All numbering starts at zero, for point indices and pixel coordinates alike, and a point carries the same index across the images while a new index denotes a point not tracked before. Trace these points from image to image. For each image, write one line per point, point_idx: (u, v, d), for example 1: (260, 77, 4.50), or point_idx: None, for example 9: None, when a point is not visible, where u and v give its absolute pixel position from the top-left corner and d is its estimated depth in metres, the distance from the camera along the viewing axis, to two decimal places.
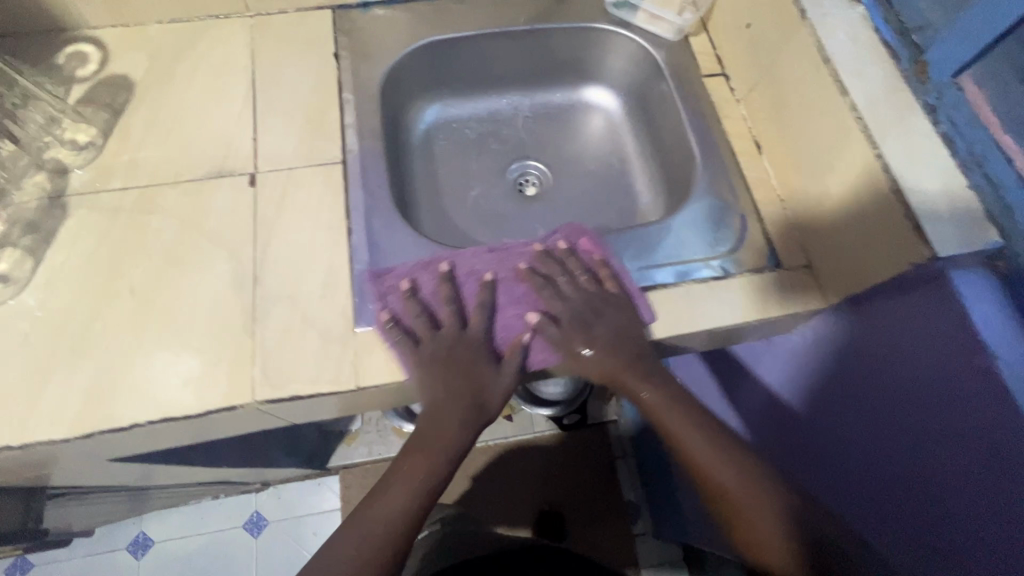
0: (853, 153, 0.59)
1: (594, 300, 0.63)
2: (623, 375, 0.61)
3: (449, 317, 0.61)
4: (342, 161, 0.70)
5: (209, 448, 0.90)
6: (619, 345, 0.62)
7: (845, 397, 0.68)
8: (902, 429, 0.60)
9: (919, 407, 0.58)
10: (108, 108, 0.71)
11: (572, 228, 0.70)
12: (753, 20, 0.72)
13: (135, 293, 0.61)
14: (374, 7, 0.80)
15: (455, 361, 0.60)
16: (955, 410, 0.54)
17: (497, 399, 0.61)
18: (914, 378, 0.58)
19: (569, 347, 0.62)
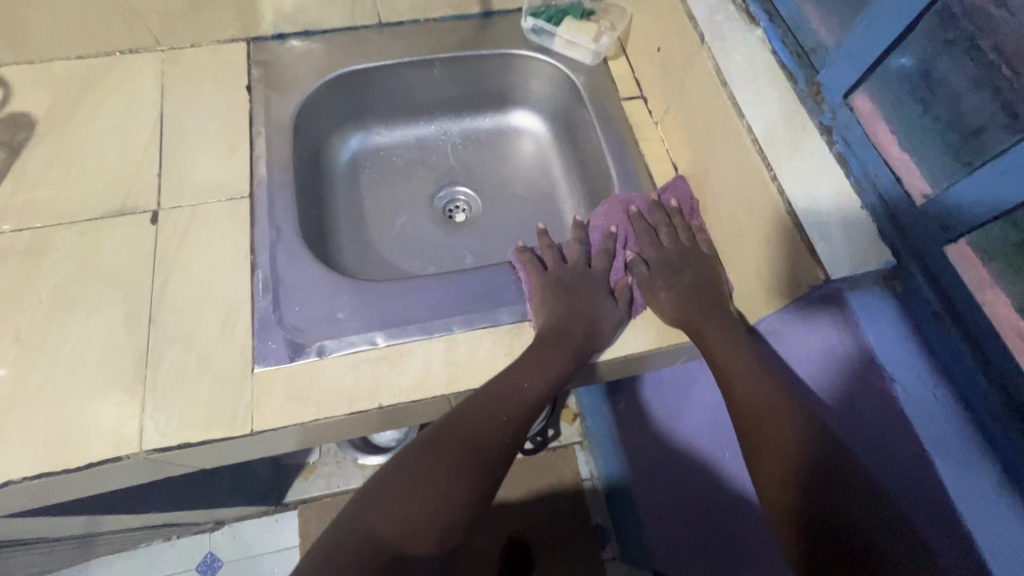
0: (753, 174, 0.59)
1: (686, 251, 0.66)
2: (701, 320, 0.61)
3: (575, 254, 0.68)
4: (250, 194, 0.68)
5: (132, 493, 0.86)
6: (695, 292, 0.62)
7: None
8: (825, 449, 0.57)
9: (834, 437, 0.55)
10: (6, 146, 0.69)
11: (684, 182, 0.71)
12: (662, 44, 0.72)
13: (21, 338, 0.58)
14: (290, 38, 0.80)
15: (578, 289, 0.64)
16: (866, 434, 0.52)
17: (612, 326, 0.63)
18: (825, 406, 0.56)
19: (653, 288, 0.64)
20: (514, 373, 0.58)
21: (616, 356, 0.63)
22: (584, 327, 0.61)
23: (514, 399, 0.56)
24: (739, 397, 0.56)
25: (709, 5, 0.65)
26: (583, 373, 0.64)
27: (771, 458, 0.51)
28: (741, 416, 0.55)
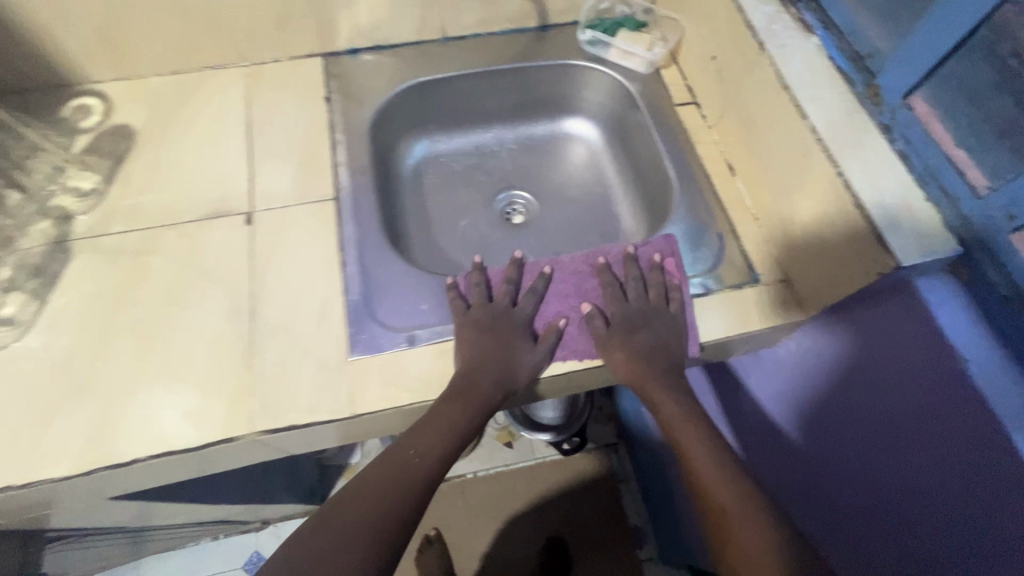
0: (818, 171, 0.62)
1: (648, 305, 0.68)
2: (653, 382, 0.64)
3: (502, 294, 0.68)
4: (334, 197, 0.73)
5: (209, 484, 0.91)
6: (653, 353, 0.65)
7: (834, 405, 0.70)
8: (891, 431, 0.63)
9: (893, 416, 0.62)
10: (111, 156, 0.74)
11: (666, 242, 0.73)
12: (718, 53, 0.77)
13: (136, 331, 0.63)
14: (361, 52, 0.85)
15: (499, 333, 0.64)
16: (926, 416, 0.58)
17: (524, 373, 0.63)
18: (886, 386, 0.62)
19: (600, 330, 0.66)
20: (422, 432, 0.59)
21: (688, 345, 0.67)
22: (494, 375, 0.61)
23: (436, 454, 0.58)
24: (702, 474, 0.58)
25: (766, 16, 0.70)
26: (653, 362, 0.68)
27: (740, 541, 0.52)
28: (704, 498, 0.57)
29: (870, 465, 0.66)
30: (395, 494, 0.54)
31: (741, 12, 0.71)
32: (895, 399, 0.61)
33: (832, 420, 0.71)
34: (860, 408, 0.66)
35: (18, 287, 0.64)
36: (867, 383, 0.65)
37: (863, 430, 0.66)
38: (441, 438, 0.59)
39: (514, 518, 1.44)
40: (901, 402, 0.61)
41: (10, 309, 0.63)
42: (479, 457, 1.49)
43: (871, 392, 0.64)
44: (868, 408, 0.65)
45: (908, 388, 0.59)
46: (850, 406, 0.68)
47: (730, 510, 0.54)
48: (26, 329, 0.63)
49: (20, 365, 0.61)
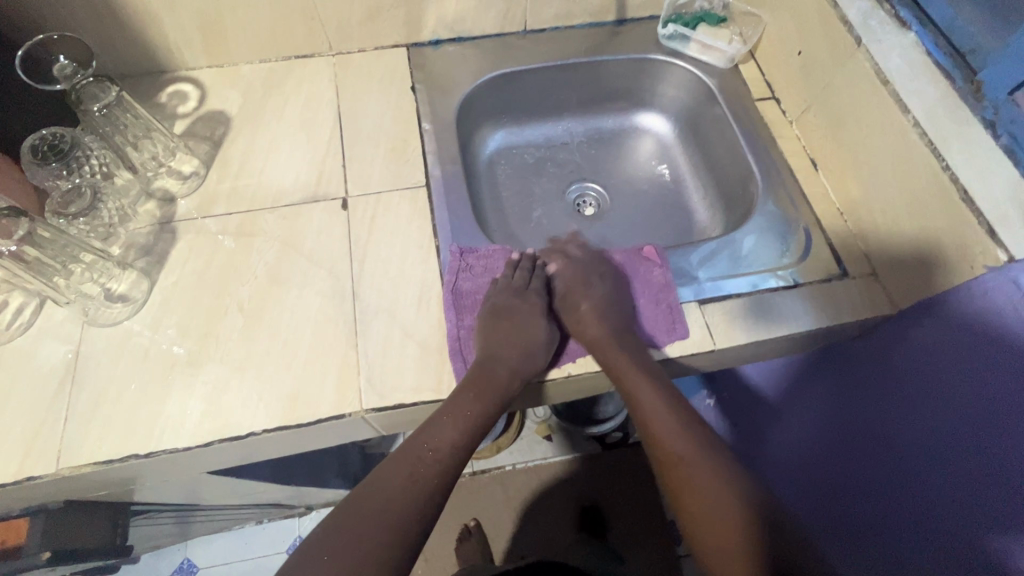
0: (920, 165, 0.63)
1: (603, 264, 0.73)
2: (607, 342, 0.64)
3: (514, 280, 0.70)
4: (426, 184, 0.75)
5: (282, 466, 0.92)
6: (604, 315, 0.67)
7: (888, 379, 0.69)
8: (952, 401, 0.61)
9: (923, 391, 0.65)
10: (208, 140, 0.76)
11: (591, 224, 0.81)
12: (805, 48, 0.78)
13: (243, 309, 0.65)
14: (444, 43, 0.87)
15: (515, 319, 0.66)
16: (956, 388, 0.61)
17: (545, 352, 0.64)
18: (918, 365, 0.65)
19: (568, 304, 0.70)
20: (434, 430, 0.58)
21: (780, 337, 0.67)
22: (514, 353, 0.62)
23: (459, 438, 0.58)
24: (655, 427, 0.62)
25: (861, 11, 0.70)
26: (743, 352, 0.69)
27: (696, 490, 0.57)
28: (658, 447, 0.61)
29: (897, 441, 0.68)
30: (385, 522, 0.52)
31: (835, 7, 0.72)
32: (926, 375, 0.64)
33: (884, 393, 0.70)
34: (892, 385, 0.69)
35: (128, 264, 0.66)
36: (900, 364, 0.67)
37: (892, 408, 0.68)
38: (459, 426, 0.58)
39: (552, 508, 1.45)
40: (931, 378, 0.63)
41: (122, 286, 0.65)
42: (520, 449, 1.50)
43: (904, 370, 0.67)
44: (929, 379, 0.64)
45: (980, 358, 0.58)
46: (907, 378, 0.66)
47: (681, 459, 0.59)
48: (139, 306, 0.65)
49: (134, 340, 0.63)
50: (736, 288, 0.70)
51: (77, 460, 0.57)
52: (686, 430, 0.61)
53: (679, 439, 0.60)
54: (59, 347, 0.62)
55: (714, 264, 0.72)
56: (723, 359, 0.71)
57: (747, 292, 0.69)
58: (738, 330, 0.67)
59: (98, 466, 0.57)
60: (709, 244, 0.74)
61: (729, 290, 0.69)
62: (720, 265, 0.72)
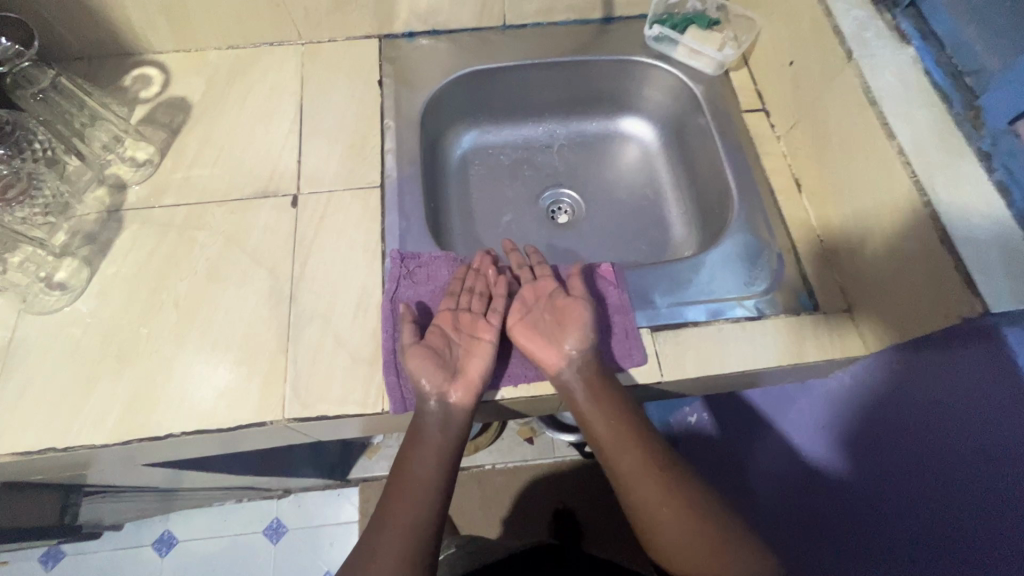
0: (901, 198, 0.57)
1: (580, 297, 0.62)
2: (586, 402, 0.59)
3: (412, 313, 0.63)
4: (381, 184, 0.72)
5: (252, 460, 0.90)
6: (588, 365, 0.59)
7: (870, 432, 0.64)
8: (932, 474, 0.56)
9: (906, 453, 0.59)
10: (166, 128, 0.75)
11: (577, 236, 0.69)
12: (797, 58, 0.72)
13: (179, 305, 0.64)
14: (418, 36, 0.83)
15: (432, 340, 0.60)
16: (940, 457, 0.55)
17: (444, 372, 0.58)
18: (909, 422, 0.58)
19: (547, 350, 0.60)
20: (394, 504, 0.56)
21: (735, 372, 0.62)
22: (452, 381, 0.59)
23: (411, 506, 0.55)
24: (642, 509, 0.56)
25: (857, 21, 0.64)
26: (692, 385, 0.65)
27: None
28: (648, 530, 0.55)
29: (868, 498, 0.63)
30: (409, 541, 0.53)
31: (828, 15, 0.66)
32: (914, 435, 0.58)
33: (862, 446, 0.65)
34: (875, 437, 0.63)
35: (70, 253, 0.66)
36: (892, 416, 0.61)
37: (871, 466, 0.63)
38: (415, 493, 0.56)
39: (528, 505, 1.38)
40: (918, 440, 0.57)
41: (63, 273, 0.65)
42: (498, 449, 1.42)
43: (894, 425, 0.60)
44: (911, 442, 0.58)
45: (968, 431, 0.52)
46: (891, 435, 0.61)
47: (666, 524, 0.54)
48: (77, 294, 0.64)
49: (68, 330, 0.62)
50: (695, 316, 0.65)
51: None
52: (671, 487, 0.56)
53: (653, 493, 0.56)
54: None
55: (676, 287, 0.68)
56: (676, 390, 0.66)
57: (705, 320, 0.65)
58: (689, 364, 0.62)
59: (19, 456, 0.57)
60: (673, 266, 0.69)
61: (687, 317, 0.65)
62: (681, 289, 0.68)
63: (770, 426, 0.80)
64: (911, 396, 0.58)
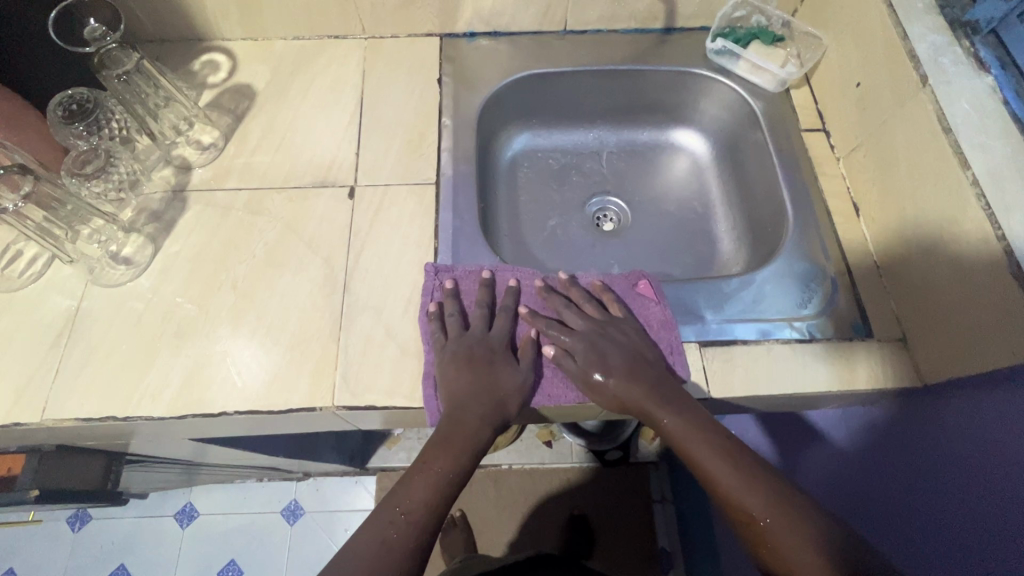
0: (971, 228, 0.56)
1: (604, 326, 0.62)
2: (642, 398, 0.58)
3: (476, 319, 0.63)
4: (436, 181, 0.73)
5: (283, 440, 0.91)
6: (631, 366, 0.59)
7: (918, 454, 0.63)
8: (984, 491, 0.55)
9: (940, 484, 0.60)
10: (231, 113, 0.77)
11: (633, 275, 0.69)
12: (864, 80, 0.71)
13: (236, 287, 0.66)
14: (479, 37, 0.84)
15: (474, 362, 0.59)
16: (973, 491, 0.56)
17: (474, 410, 0.57)
18: (944, 456, 0.60)
19: (586, 377, 0.60)
20: (406, 490, 0.54)
21: (782, 393, 0.62)
22: (483, 406, 0.57)
23: (423, 497, 0.54)
24: (740, 502, 0.52)
25: (934, 46, 0.63)
26: (734, 403, 0.64)
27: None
28: (754, 530, 0.51)
29: (908, 526, 0.65)
30: (390, 549, 0.51)
31: (903, 38, 0.64)
32: (949, 468, 0.59)
33: (912, 469, 0.64)
34: (923, 467, 0.63)
35: (136, 230, 0.68)
36: (936, 448, 0.61)
37: (920, 487, 0.63)
38: (431, 482, 0.55)
39: (542, 508, 1.34)
40: (951, 472, 0.59)
41: (129, 249, 0.67)
42: (518, 449, 1.40)
43: (926, 456, 0.62)
44: (959, 462, 0.58)
45: (1014, 451, 0.52)
46: (938, 456, 0.61)
47: (758, 520, 0.51)
48: (140, 270, 0.66)
49: (132, 304, 0.64)
50: (744, 334, 0.65)
51: (60, 414, 0.59)
52: (750, 478, 0.53)
53: (739, 482, 0.53)
54: (63, 300, 0.64)
55: (724, 304, 0.67)
56: (721, 406, 0.65)
57: (755, 339, 0.64)
58: (740, 381, 0.62)
59: (79, 422, 0.59)
60: (723, 282, 0.69)
61: (736, 335, 0.64)
62: (729, 305, 0.67)
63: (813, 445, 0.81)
64: (957, 419, 0.59)
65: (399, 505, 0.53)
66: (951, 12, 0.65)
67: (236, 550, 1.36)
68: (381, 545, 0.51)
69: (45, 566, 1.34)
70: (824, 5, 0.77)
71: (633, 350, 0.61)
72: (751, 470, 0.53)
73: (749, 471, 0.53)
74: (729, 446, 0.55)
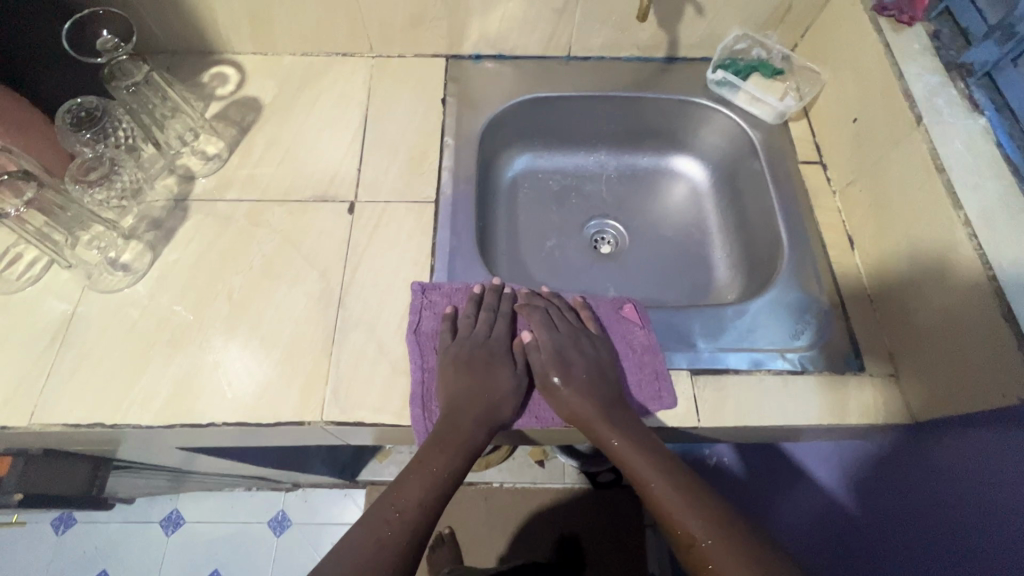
0: (962, 268, 0.56)
1: (576, 335, 0.64)
2: (592, 415, 0.58)
3: (473, 327, 0.63)
4: (436, 200, 0.74)
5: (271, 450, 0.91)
6: (593, 380, 0.61)
7: (878, 492, 0.66)
8: (935, 524, 0.59)
9: (932, 524, 0.59)
10: (237, 125, 0.78)
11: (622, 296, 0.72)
12: (861, 117, 0.72)
13: (232, 297, 0.66)
14: (484, 60, 0.86)
15: (474, 367, 0.61)
16: (926, 519, 0.60)
17: (471, 413, 0.58)
18: (901, 493, 0.64)
19: (545, 381, 0.61)
20: (403, 487, 0.54)
21: (772, 425, 0.61)
22: (481, 410, 0.58)
23: (417, 492, 0.53)
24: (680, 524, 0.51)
25: (929, 86, 0.64)
26: (721, 433, 0.64)
27: None
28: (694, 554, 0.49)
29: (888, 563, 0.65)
30: (381, 548, 0.49)
31: (900, 78, 0.65)
32: (905, 503, 0.63)
33: (873, 507, 0.67)
34: (884, 504, 0.66)
35: (137, 237, 0.69)
36: (896, 486, 0.64)
37: (882, 521, 0.66)
38: (427, 480, 0.54)
39: (533, 524, 1.33)
40: (942, 512, 0.58)
41: (128, 256, 0.68)
42: (509, 468, 1.38)
43: (916, 495, 0.62)
44: (914, 496, 0.62)
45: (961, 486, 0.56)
46: (897, 492, 0.64)
47: (700, 541, 0.49)
48: (138, 277, 0.67)
49: (127, 310, 0.65)
50: (736, 363, 0.65)
51: (49, 419, 0.59)
52: (694, 499, 0.52)
53: (680, 505, 0.52)
54: (59, 304, 0.65)
55: (717, 332, 0.67)
56: (711, 435, 0.65)
57: (747, 369, 0.64)
58: (731, 410, 0.62)
59: (67, 427, 0.59)
60: (717, 309, 0.69)
61: (728, 363, 0.64)
62: (723, 334, 0.67)
63: (798, 482, 0.80)
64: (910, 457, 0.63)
65: (392, 502, 0.53)
66: (946, 53, 0.66)
67: (220, 560, 1.34)
68: (371, 540, 0.49)
69: (27, 568, 1.33)
70: (824, 40, 0.79)
71: (600, 355, 0.64)
72: (695, 492, 0.52)
73: (692, 494, 0.52)
74: (676, 468, 0.54)
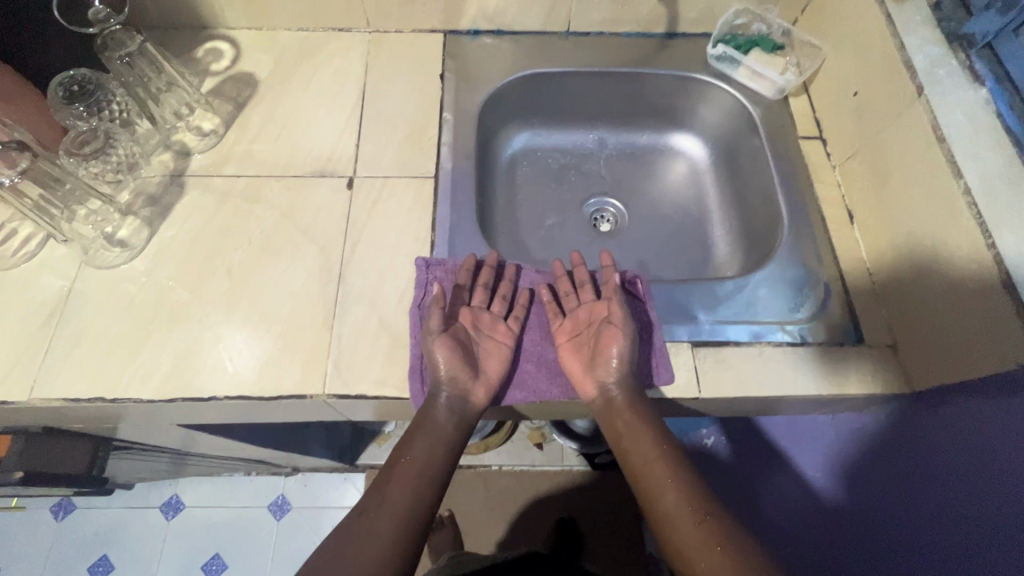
0: (963, 236, 0.56)
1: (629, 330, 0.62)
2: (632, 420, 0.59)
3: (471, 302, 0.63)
4: (435, 175, 0.73)
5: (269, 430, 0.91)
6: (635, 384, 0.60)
7: (880, 465, 0.66)
8: (942, 495, 0.58)
9: (938, 495, 0.59)
10: (233, 101, 0.77)
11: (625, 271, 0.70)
12: (862, 90, 0.72)
13: (231, 272, 0.66)
14: (482, 35, 0.85)
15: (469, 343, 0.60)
16: (931, 492, 0.59)
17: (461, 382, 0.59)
18: (908, 463, 0.63)
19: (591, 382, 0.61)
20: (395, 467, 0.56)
21: (773, 395, 0.62)
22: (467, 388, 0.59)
23: (409, 476, 0.55)
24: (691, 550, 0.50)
25: (930, 57, 0.64)
26: (722, 405, 0.64)
27: None
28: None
29: (887, 535, 0.64)
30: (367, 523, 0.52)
31: (901, 49, 0.65)
32: (913, 474, 0.62)
33: (873, 481, 0.67)
34: (885, 473, 0.65)
35: (133, 213, 0.68)
36: (899, 461, 0.64)
37: (883, 492, 0.65)
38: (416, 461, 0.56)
39: (532, 506, 1.34)
40: (957, 486, 0.56)
41: (125, 231, 0.67)
42: (508, 451, 1.39)
43: (924, 470, 0.61)
44: (920, 470, 0.61)
45: (965, 454, 0.56)
46: (899, 463, 0.64)
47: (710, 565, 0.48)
48: (135, 253, 0.66)
49: (125, 287, 0.64)
50: (736, 336, 0.65)
51: (49, 394, 0.59)
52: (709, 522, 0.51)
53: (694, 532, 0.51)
54: (56, 281, 0.64)
55: (716, 305, 0.67)
56: (712, 407, 0.66)
57: (747, 341, 0.64)
58: (732, 379, 0.62)
59: (68, 401, 0.59)
60: (717, 283, 0.69)
61: (729, 336, 0.65)
62: (722, 307, 0.67)
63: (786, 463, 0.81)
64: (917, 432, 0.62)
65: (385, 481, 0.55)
66: (948, 25, 0.65)
67: (220, 544, 1.35)
68: (366, 524, 0.52)
69: (28, 554, 1.33)
70: (825, 14, 0.78)
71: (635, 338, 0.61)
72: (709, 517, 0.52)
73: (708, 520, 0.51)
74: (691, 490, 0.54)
